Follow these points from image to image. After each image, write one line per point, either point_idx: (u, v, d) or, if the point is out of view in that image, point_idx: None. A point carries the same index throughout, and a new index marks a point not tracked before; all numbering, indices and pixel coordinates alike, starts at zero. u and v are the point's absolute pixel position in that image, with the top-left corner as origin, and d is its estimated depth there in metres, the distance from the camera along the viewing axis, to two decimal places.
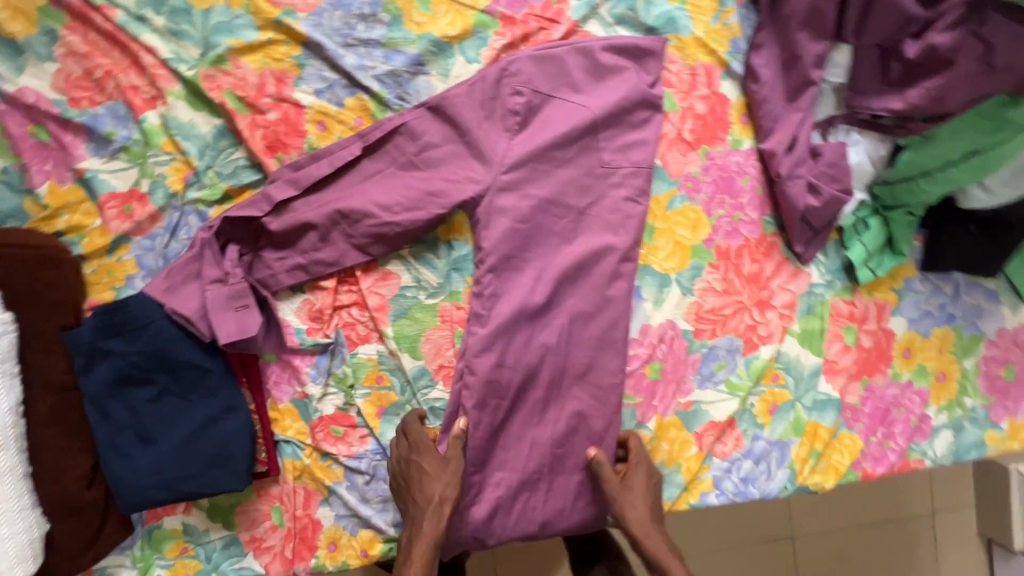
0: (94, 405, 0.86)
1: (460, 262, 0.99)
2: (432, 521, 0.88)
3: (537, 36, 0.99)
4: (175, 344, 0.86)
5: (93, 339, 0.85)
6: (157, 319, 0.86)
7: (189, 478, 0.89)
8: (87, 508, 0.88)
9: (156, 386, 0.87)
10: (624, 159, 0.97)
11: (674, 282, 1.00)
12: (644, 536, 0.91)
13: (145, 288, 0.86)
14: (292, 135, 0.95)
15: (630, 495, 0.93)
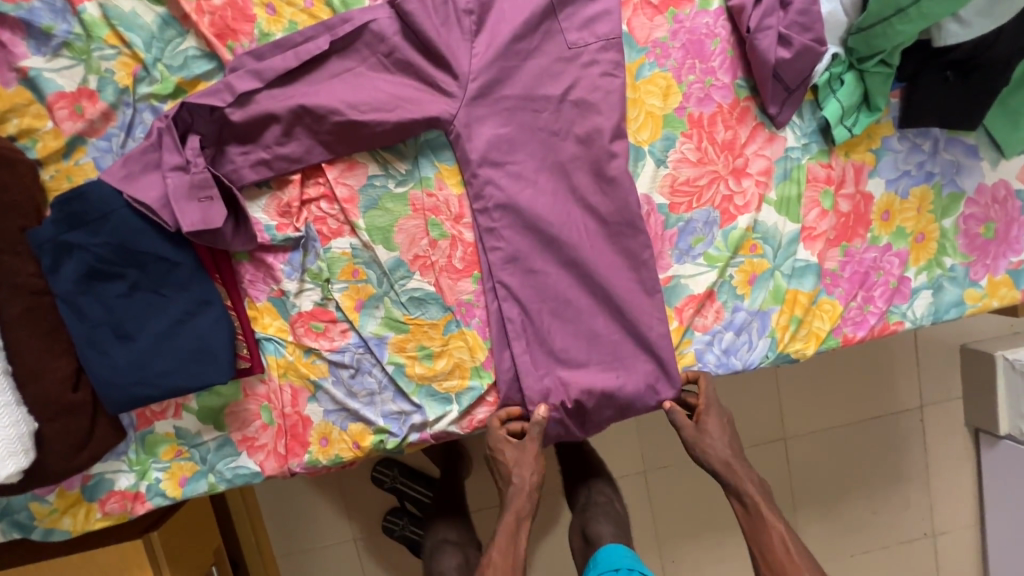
0: (67, 303, 0.86)
1: (427, 148, 0.96)
2: (520, 498, 1.01)
3: None
4: (141, 236, 0.86)
5: (57, 235, 0.85)
6: (117, 209, 0.85)
7: (169, 373, 0.89)
8: (74, 409, 0.89)
9: (125, 279, 0.87)
10: (590, 34, 0.94)
11: (647, 154, 0.98)
12: (728, 470, 1.01)
13: (103, 176, 0.85)
14: (240, 20, 0.91)
15: (707, 437, 1.02)
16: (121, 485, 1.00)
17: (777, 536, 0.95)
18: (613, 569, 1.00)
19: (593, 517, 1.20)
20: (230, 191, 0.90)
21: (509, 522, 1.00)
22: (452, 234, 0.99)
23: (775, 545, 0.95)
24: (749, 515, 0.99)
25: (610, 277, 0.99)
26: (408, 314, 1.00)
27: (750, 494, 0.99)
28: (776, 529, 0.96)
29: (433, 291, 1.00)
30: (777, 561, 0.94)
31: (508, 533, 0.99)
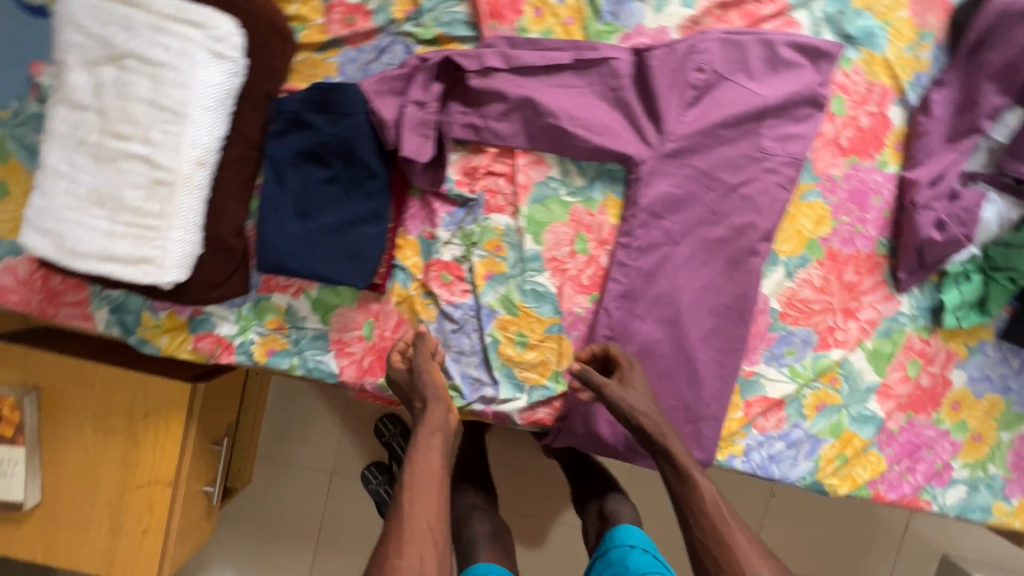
0: (275, 166, 0.98)
1: (606, 175, 1.08)
2: (433, 421, 0.96)
3: (749, 6, 1.05)
4: (363, 142, 0.97)
5: (299, 111, 0.97)
6: (357, 112, 0.97)
7: (321, 259, 1.00)
8: (231, 251, 1.00)
9: (329, 169, 0.98)
10: (782, 148, 1.05)
11: (781, 263, 1.09)
12: (653, 430, 0.99)
13: (361, 83, 0.98)
14: (510, 9, 1.04)
15: (629, 395, 1.00)
16: (221, 331, 1.10)
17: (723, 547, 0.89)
18: (629, 544, 1.15)
19: (613, 500, 1.35)
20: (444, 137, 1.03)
21: (421, 461, 0.91)
22: (591, 253, 1.10)
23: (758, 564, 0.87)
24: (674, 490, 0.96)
25: (704, 349, 1.09)
26: (523, 302, 1.11)
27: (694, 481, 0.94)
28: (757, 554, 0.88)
29: (553, 292, 1.11)
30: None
31: (431, 474, 0.90)
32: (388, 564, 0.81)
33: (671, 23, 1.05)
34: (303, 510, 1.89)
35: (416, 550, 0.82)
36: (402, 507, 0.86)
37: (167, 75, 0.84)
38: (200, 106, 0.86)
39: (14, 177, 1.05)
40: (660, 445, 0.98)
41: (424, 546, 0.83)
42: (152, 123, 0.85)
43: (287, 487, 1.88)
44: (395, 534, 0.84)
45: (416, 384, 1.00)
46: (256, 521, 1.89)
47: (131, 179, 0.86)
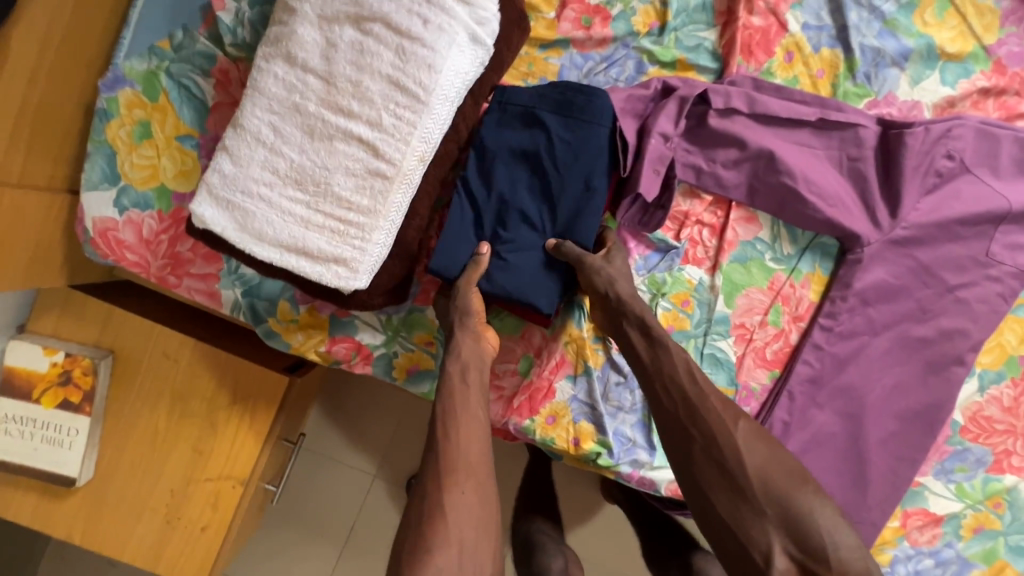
0: (488, 159, 0.87)
1: (817, 249, 0.99)
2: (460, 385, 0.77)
3: (1010, 98, 0.97)
4: (593, 156, 0.84)
5: (533, 107, 0.86)
6: (598, 122, 0.84)
7: (506, 272, 0.85)
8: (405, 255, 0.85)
9: (543, 177, 0.86)
10: (1011, 258, 0.97)
11: (976, 375, 1.02)
12: (628, 301, 0.83)
13: (611, 95, 0.86)
14: (761, 48, 0.94)
15: (611, 269, 0.85)
16: (363, 339, 0.95)
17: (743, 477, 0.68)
18: None
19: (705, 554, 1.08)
20: (669, 179, 0.93)
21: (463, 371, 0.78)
22: (782, 327, 1.00)
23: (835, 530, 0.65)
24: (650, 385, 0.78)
25: (880, 451, 1.01)
26: (698, 366, 1.00)
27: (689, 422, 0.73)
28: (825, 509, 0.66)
29: (733, 361, 1.01)
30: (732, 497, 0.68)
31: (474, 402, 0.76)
32: (444, 496, 0.67)
33: (925, 99, 0.96)
34: (328, 522, 1.49)
35: (475, 479, 0.69)
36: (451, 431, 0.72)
37: (419, 53, 0.70)
38: (444, 95, 0.72)
39: (160, 119, 0.90)
40: (693, 398, 0.73)
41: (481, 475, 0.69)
42: (386, 104, 0.71)
43: (318, 490, 1.50)
44: (447, 463, 0.69)
45: (451, 324, 0.83)
46: (277, 527, 1.50)
47: (345, 164, 0.72)
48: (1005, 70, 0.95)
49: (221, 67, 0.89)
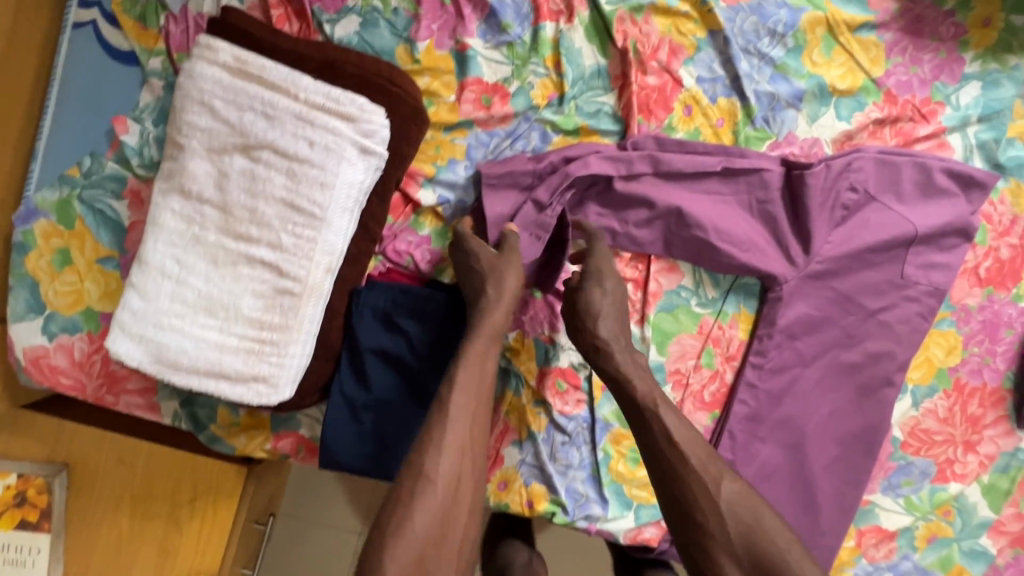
0: (356, 361, 0.87)
1: (740, 289, 1.02)
2: (497, 317, 0.81)
3: (905, 124, 1.00)
4: None
5: (389, 310, 0.86)
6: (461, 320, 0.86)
7: (392, 460, 0.87)
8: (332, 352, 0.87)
9: (412, 375, 0.86)
10: (924, 277, 1.00)
11: (908, 391, 1.05)
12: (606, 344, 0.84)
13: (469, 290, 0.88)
14: (659, 106, 0.96)
15: (592, 300, 0.87)
16: (306, 433, 0.97)
17: (707, 463, 0.76)
18: None
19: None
20: (563, 238, 0.93)
21: (475, 366, 0.77)
22: (716, 368, 1.03)
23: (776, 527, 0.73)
24: (620, 387, 0.82)
25: (825, 477, 1.03)
26: None
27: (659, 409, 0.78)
28: (758, 502, 0.74)
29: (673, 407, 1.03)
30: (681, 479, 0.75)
31: (468, 406, 0.74)
32: (420, 481, 0.70)
33: (825, 135, 0.99)
34: None
35: (450, 483, 0.70)
36: (441, 424, 0.73)
37: (309, 174, 0.72)
38: (340, 208, 0.74)
39: (79, 244, 0.91)
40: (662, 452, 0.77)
41: (462, 469, 0.72)
42: (284, 225, 0.73)
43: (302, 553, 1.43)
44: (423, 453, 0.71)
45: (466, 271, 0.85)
46: None
47: (251, 286, 0.74)
48: (896, 99, 0.99)
49: (131, 188, 0.90)
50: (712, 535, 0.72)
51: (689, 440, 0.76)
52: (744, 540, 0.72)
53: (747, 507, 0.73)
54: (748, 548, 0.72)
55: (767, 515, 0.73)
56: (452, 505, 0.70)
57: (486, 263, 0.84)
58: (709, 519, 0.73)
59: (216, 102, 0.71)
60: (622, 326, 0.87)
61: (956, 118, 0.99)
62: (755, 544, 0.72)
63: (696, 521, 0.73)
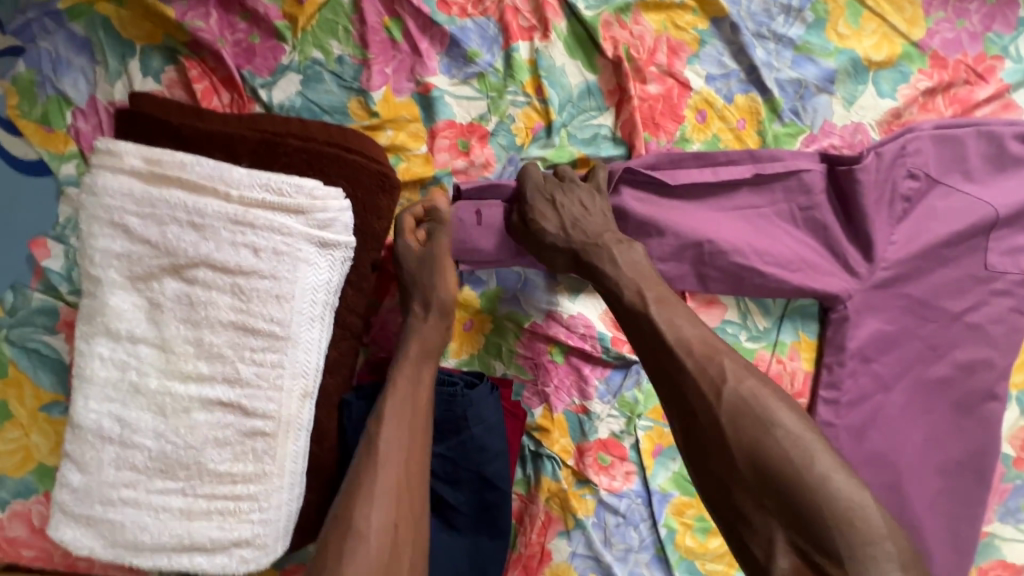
0: None
1: (796, 313, 0.87)
2: (430, 334, 0.71)
3: (959, 89, 0.84)
4: (494, 459, 0.75)
5: None
6: (488, 420, 0.74)
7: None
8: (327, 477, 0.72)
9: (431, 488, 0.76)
10: (1013, 264, 0.82)
11: (1014, 399, 0.88)
12: (589, 249, 0.70)
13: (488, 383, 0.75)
14: (667, 117, 0.81)
15: (563, 200, 0.73)
16: None
17: (708, 361, 0.57)
18: None
19: None
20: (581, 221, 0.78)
21: (405, 393, 0.65)
22: None
23: (801, 439, 0.53)
24: (615, 297, 0.66)
25: (934, 515, 0.85)
26: None
27: (653, 313, 0.61)
28: (771, 400, 0.55)
29: None
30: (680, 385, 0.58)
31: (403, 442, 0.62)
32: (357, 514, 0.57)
33: (866, 119, 0.84)
34: None
35: (386, 523, 0.57)
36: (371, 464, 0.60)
37: (260, 287, 0.58)
38: (306, 319, 0.60)
39: (17, 393, 0.75)
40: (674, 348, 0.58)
41: (398, 514, 0.58)
42: (238, 354, 0.59)
43: None
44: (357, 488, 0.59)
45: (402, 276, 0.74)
46: None
47: (211, 435, 0.59)
48: (945, 61, 0.83)
49: (67, 318, 0.76)
50: (720, 455, 0.54)
51: (686, 341, 0.59)
52: (752, 460, 0.53)
53: (755, 409, 0.54)
54: (762, 472, 0.52)
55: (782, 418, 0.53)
56: (394, 547, 0.56)
57: (415, 262, 0.73)
58: (716, 433, 0.55)
59: (130, 220, 0.57)
60: (605, 221, 0.72)
61: (1021, 72, 0.83)
62: (766, 466, 0.52)
63: (702, 437, 0.56)
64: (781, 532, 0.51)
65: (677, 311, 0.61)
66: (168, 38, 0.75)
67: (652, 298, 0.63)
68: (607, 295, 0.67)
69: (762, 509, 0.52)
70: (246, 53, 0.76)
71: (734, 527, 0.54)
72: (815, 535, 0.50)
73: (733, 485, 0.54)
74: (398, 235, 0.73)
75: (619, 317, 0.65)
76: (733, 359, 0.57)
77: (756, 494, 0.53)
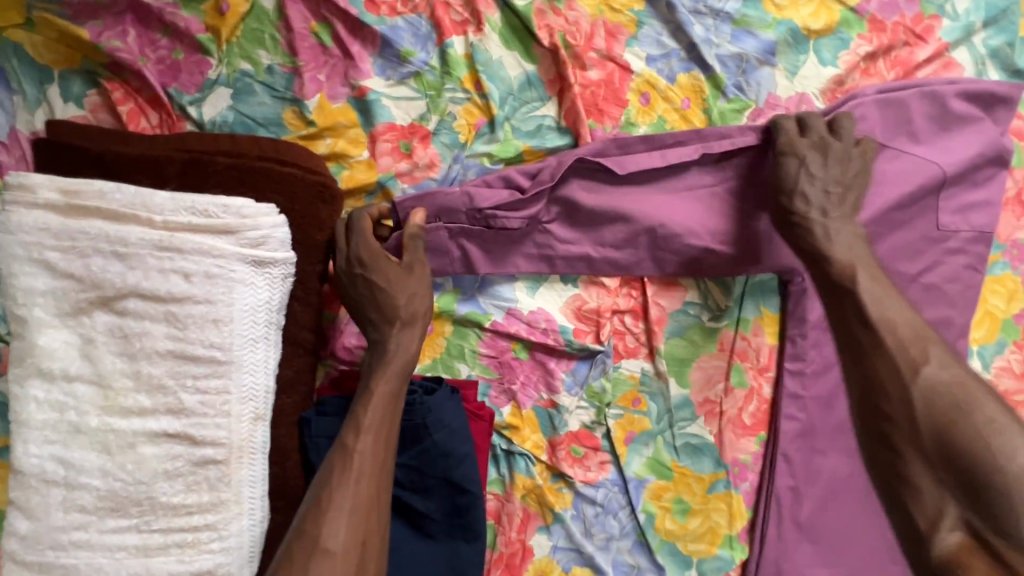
0: None
1: (757, 290, 0.86)
2: (406, 350, 0.68)
3: (899, 51, 0.84)
4: (461, 463, 0.74)
5: None
6: (450, 424, 0.74)
7: None
8: (292, 497, 0.70)
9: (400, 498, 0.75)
10: (963, 222, 0.83)
11: (975, 354, 0.89)
12: (809, 153, 0.72)
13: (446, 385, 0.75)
14: (611, 102, 0.80)
15: (823, 151, 0.72)
16: None
17: (912, 342, 0.57)
18: None
19: None
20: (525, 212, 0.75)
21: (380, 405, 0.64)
22: (751, 385, 0.87)
23: (1005, 429, 0.50)
24: (821, 266, 0.67)
25: None
26: (676, 461, 0.87)
27: (861, 288, 0.62)
28: (978, 392, 0.52)
29: (712, 442, 0.88)
30: (864, 355, 0.59)
31: (374, 458, 0.62)
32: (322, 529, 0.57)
33: (811, 88, 0.83)
34: None
35: (353, 541, 0.57)
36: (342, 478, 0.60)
37: (195, 313, 0.56)
38: (248, 341, 0.59)
39: None
40: (838, 285, 0.64)
41: (366, 531, 0.59)
42: (180, 383, 0.57)
43: None
44: (325, 503, 0.58)
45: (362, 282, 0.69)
46: None
47: (161, 468, 0.58)
48: (883, 25, 0.83)
49: None
50: (898, 422, 0.54)
51: (891, 319, 0.59)
52: (940, 442, 0.51)
53: (950, 398, 0.52)
54: (945, 448, 0.51)
55: (986, 409, 0.51)
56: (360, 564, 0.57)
57: (387, 276, 0.69)
58: (900, 408, 0.54)
59: (51, 256, 0.55)
60: (841, 179, 0.72)
61: (958, 29, 0.84)
62: (958, 453, 0.50)
63: (884, 405, 0.55)
64: (954, 508, 0.51)
65: (888, 295, 0.61)
66: (86, 61, 0.72)
67: (864, 276, 0.64)
68: (804, 256, 0.70)
69: (939, 482, 0.51)
70: (171, 69, 0.73)
71: (885, 480, 0.55)
72: (995, 516, 0.48)
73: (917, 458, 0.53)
74: (362, 241, 0.68)
75: (822, 290, 0.67)
76: (941, 348, 0.56)
77: (937, 470, 0.51)
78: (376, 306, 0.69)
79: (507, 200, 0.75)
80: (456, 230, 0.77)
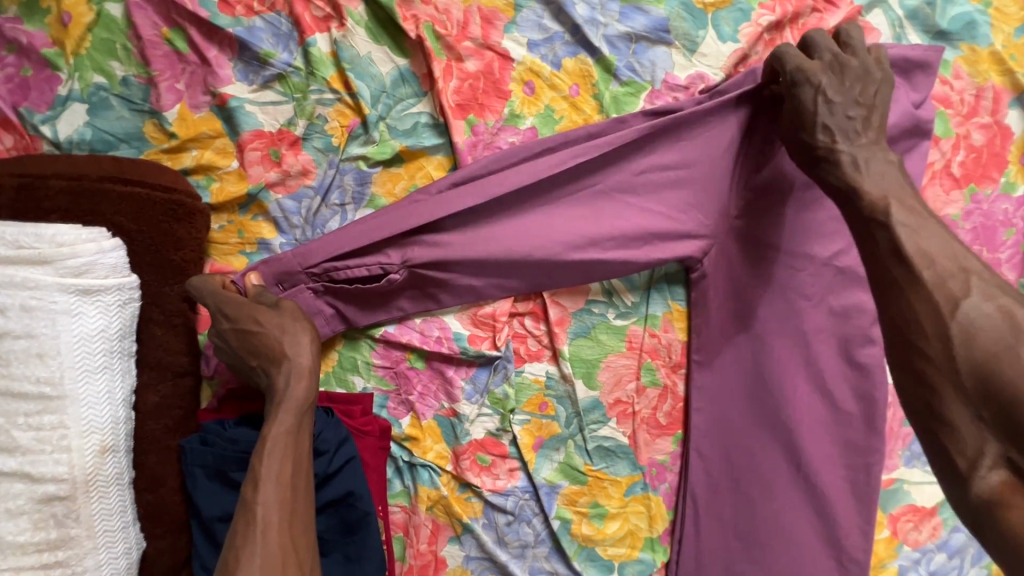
0: (203, 528, 0.68)
1: (663, 284, 0.82)
2: (300, 392, 0.64)
3: (807, 19, 0.78)
4: (349, 477, 0.73)
5: (222, 465, 0.66)
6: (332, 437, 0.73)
7: None
8: (169, 525, 0.68)
9: None
10: None
11: None
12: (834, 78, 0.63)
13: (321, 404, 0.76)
14: (491, 94, 0.75)
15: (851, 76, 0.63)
16: None
17: (953, 274, 0.52)
18: None
19: None
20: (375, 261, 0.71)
21: (281, 449, 0.61)
22: (663, 384, 0.83)
23: None
24: (852, 203, 0.61)
25: (830, 471, 0.81)
26: (589, 465, 0.84)
27: (895, 222, 0.56)
28: None
29: (626, 443, 0.84)
30: (896, 290, 0.54)
31: (282, 507, 0.59)
32: None
33: (710, 65, 0.77)
34: None
35: None
36: (248, 538, 0.56)
37: (17, 348, 0.55)
38: (81, 372, 0.57)
39: None
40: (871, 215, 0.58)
41: None
42: (11, 420, 0.55)
43: None
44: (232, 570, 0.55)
45: (241, 342, 0.66)
46: None
47: (1, 507, 0.56)
48: None
49: None
50: (937, 361, 0.50)
51: (928, 252, 0.54)
52: (983, 374, 0.47)
53: (1005, 327, 0.48)
54: (992, 384, 0.47)
55: None
56: None
57: (255, 319, 0.65)
58: (936, 340, 0.50)
59: None
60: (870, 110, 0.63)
61: None
62: (1003, 390, 0.46)
63: (917, 339, 0.51)
64: (995, 446, 0.47)
65: (929, 228, 0.55)
66: None
67: (898, 208, 0.57)
68: (833, 191, 0.63)
69: (979, 417, 0.47)
70: (20, 88, 0.70)
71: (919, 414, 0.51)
72: None
73: (949, 392, 0.49)
74: (218, 298, 0.66)
75: (853, 222, 0.60)
76: (984, 278, 0.51)
77: (975, 403, 0.48)
78: (259, 354, 0.66)
79: (340, 250, 0.70)
80: (319, 289, 0.73)
